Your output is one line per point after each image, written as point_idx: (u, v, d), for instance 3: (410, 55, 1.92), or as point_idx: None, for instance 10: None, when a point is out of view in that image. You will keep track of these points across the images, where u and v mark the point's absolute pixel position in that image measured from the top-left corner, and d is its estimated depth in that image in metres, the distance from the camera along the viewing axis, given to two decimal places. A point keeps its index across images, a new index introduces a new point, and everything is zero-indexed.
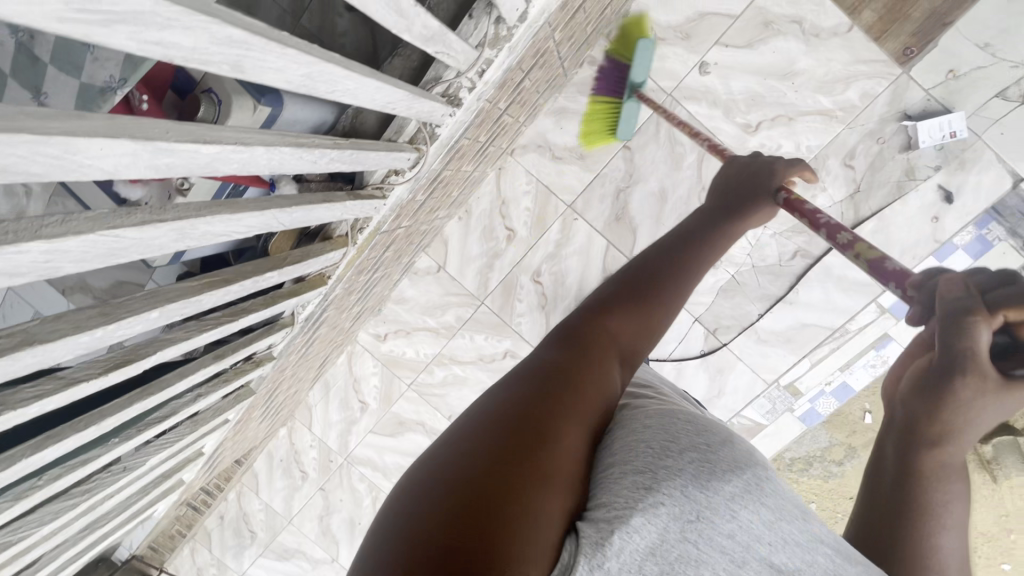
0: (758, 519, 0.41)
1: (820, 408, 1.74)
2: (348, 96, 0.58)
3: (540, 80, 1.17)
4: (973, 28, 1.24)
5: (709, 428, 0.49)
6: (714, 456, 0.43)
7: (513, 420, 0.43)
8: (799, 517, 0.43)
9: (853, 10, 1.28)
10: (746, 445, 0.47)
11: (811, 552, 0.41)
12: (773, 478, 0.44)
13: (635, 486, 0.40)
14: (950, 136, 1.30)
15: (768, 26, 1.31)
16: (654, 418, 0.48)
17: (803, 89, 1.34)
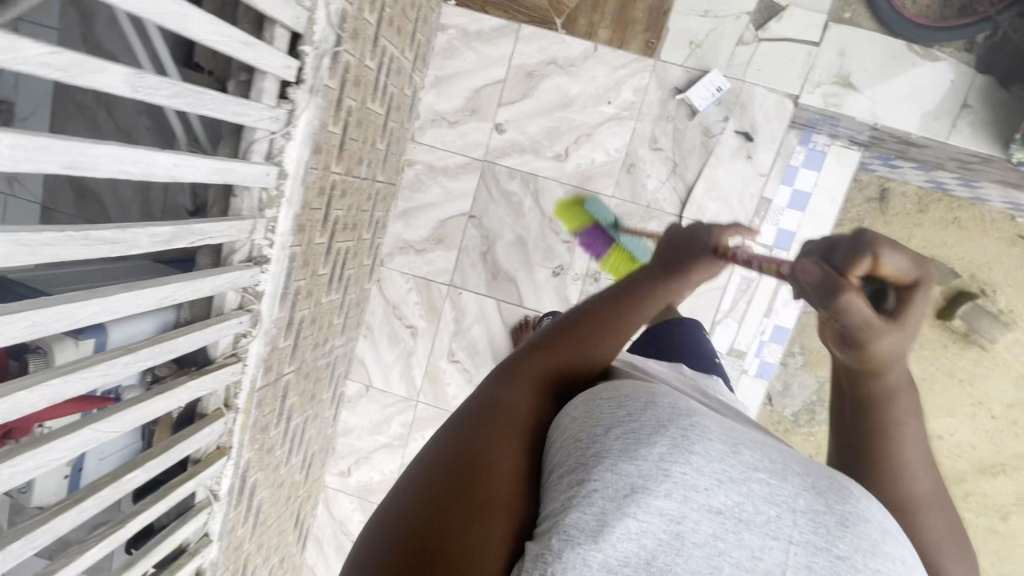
0: (688, 469, 0.45)
1: (770, 358, 1.76)
2: (104, 314, 0.72)
3: (354, 203, 1.33)
4: (689, 5, 1.43)
5: (639, 395, 0.53)
6: (635, 428, 0.48)
7: (465, 464, 0.50)
8: (721, 453, 0.47)
9: (590, 34, 1.47)
10: (671, 402, 0.53)
11: (740, 483, 0.46)
12: (697, 422, 0.49)
13: (571, 485, 0.46)
14: (717, 91, 1.44)
15: (532, 75, 1.50)
16: (584, 406, 0.54)
17: (585, 107, 1.50)
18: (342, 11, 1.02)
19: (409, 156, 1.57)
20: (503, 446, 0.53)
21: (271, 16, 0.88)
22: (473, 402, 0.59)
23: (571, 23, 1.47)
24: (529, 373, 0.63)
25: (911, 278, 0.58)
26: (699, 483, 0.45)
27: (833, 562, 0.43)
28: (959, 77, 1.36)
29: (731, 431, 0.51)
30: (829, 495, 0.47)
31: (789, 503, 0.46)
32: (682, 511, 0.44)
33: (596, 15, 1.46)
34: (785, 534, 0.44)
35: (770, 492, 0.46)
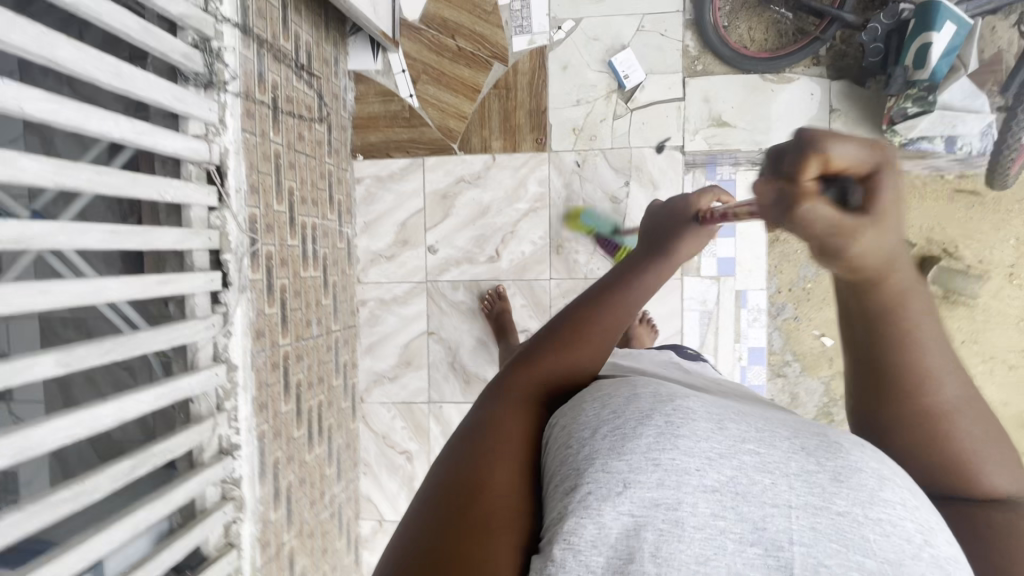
0: (676, 453, 0.46)
1: (756, 379, 1.77)
2: (78, 562, 0.79)
3: (313, 361, 1.43)
4: (560, 100, 1.59)
5: (632, 395, 0.54)
6: (621, 426, 0.49)
7: (466, 483, 0.50)
8: (715, 433, 0.48)
9: (485, 148, 1.63)
10: (655, 394, 0.53)
11: (730, 459, 0.46)
12: (683, 409, 0.50)
13: (566, 495, 0.46)
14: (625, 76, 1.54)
15: (446, 196, 1.66)
16: (576, 410, 0.54)
17: (500, 209, 1.64)
18: (250, 215, 1.18)
19: (360, 297, 1.70)
20: (504, 459, 0.53)
21: (185, 248, 1.03)
22: (468, 422, 0.57)
23: (465, 143, 1.64)
24: (521, 391, 0.60)
25: (869, 168, 0.47)
26: (693, 465, 0.45)
27: (835, 521, 0.43)
28: (818, 89, 1.48)
29: (719, 412, 0.52)
30: (817, 455, 0.47)
31: (781, 469, 0.46)
32: (677, 498, 0.44)
33: (485, 131, 1.63)
34: (789, 503, 0.44)
35: (760, 461, 0.46)
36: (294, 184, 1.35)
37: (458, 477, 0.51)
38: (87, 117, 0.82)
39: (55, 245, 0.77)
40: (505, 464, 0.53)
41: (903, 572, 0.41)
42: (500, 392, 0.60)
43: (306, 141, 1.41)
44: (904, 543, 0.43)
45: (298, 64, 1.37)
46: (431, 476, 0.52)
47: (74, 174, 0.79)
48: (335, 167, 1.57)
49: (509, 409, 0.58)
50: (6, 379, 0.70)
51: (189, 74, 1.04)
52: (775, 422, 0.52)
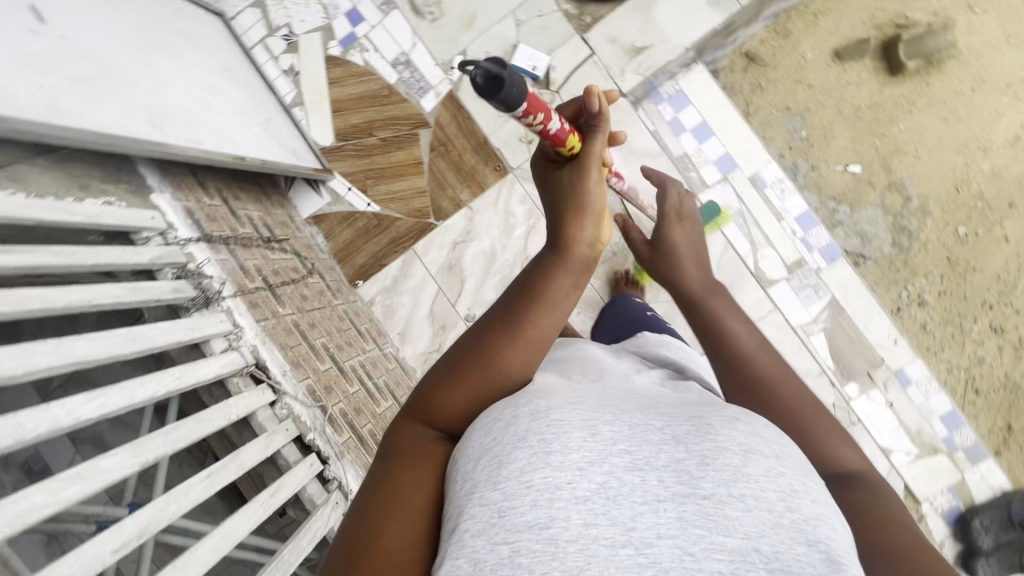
0: (549, 471, 0.48)
1: (822, 241, 1.69)
2: None
3: None
4: (492, 124, 1.62)
5: (515, 412, 0.55)
6: (499, 456, 0.51)
7: (364, 545, 0.51)
8: (589, 440, 0.51)
9: (458, 203, 1.65)
10: (534, 404, 0.55)
11: (601, 465, 0.49)
12: (556, 424, 0.52)
13: (449, 542, 0.48)
14: (533, 67, 1.56)
15: (452, 266, 1.66)
16: (463, 447, 0.56)
17: (504, 246, 1.63)
18: (308, 387, 1.18)
19: None
20: (401, 508, 0.53)
21: (273, 450, 1.03)
22: (370, 484, 0.58)
23: (438, 212, 1.66)
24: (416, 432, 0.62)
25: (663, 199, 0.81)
26: (564, 479, 0.48)
27: (702, 503, 0.46)
28: None
29: (596, 416, 0.55)
30: (689, 441, 0.51)
31: (652, 462, 0.50)
32: (551, 516, 0.46)
33: (448, 191, 1.65)
34: (657, 498, 0.47)
35: (631, 462, 0.50)
36: (324, 338, 1.36)
37: (357, 541, 0.52)
38: (132, 391, 0.82)
39: (173, 514, 0.76)
40: (402, 512, 0.53)
41: (762, 542, 0.44)
42: (402, 444, 0.61)
43: (310, 298, 1.43)
44: (765, 514, 0.46)
45: (264, 238, 1.40)
46: (334, 547, 0.54)
47: (151, 446, 0.79)
48: (346, 303, 1.58)
49: (407, 457, 0.59)
50: None
51: (186, 304, 1.06)
52: (654, 411, 0.57)
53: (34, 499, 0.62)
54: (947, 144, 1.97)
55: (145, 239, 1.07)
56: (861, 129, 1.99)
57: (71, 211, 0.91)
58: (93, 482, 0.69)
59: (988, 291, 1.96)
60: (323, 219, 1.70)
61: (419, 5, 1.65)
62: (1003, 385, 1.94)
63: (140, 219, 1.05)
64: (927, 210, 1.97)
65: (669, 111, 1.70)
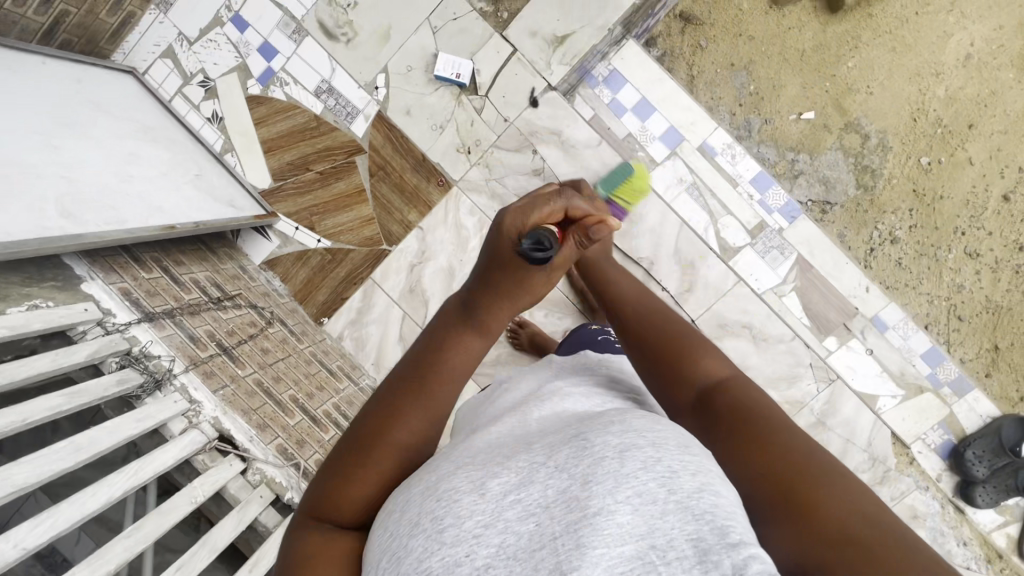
0: (443, 550, 0.43)
1: (780, 202, 1.66)
2: None
3: None
4: (426, 139, 1.57)
5: (415, 489, 0.51)
6: (397, 549, 0.46)
7: None
8: (478, 497, 0.46)
9: (407, 224, 1.62)
10: (427, 480, 0.51)
11: (496, 523, 0.44)
12: (447, 492, 0.48)
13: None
14: (457, 74, 1.52)
15: (413, 288, 1.64)
16: (373, 538, 0.52)
17: (461, 259, 1.60)
18: (279, 446, 1.18)
19: None
20: None
21: (249, 521, 1.03)
22: None
23: (390, 237, 1.63)
24: (320, 535, 0.56)
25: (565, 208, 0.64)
26: (461, 554, 0.43)
27: (592, 521, 0.41)
28: None
29: (490, 465, 0.50)
30: (570, 463, 0.46)
31: (540, 500, 0.45)
32: None
33: (396, 214, 1.62)
34: (551, 534, 0.42)
35: (526, 508, 0.45)
36: (292, 390, 1.35)
37: None
38: (85, 502, 0.82)
39: None
40: None
41: (659, 539, 0.40)
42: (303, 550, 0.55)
43: (272, 350, 1.41)
44: (653, 505, 0.42)
45: (214, 300, 1.38)
46: None
47: (111, 555, 0.79)
48: (313, 345, 1.57)
49: (314, 567, 0.53)
50: None
51: (137, 391, 1.05)
52: (540, 442, 0.52)
53: None
54: (898, 75, 1.92)
55: (83, 333, 1.05)
56: (809, 73, 1.94)
57: None
58: None
59: (959, 217, 1.93)
60: (277, 263, 1.68)
61: (331, 28, 1.59)
62: (986, 308, 1.93)
63: (73, 315, 1.03)
64: (888, 145, 1.93)
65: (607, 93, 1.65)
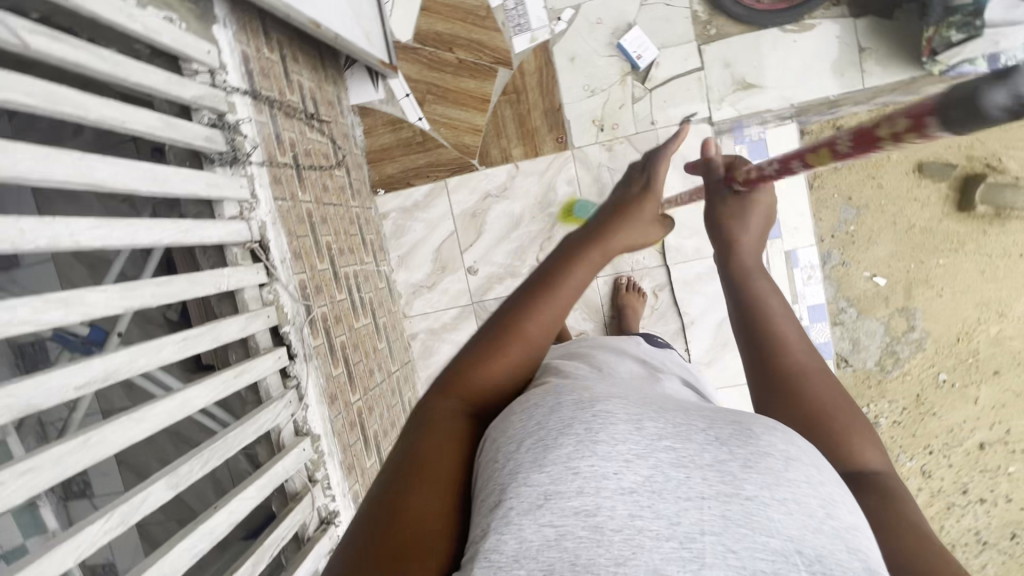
0: (595, 459, 0.51)
1: (821, 337, 1.71)
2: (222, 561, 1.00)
3: (385, 410, 1.43)
4: (573, 93, 1.53)
5: (571, 401, 0.57)
6: (542, 441, 0.54)
7: (396, 506, 0.52)
8: (636, 431, 0.53)
9: (507, 156, 1.59)
10: (576, 395, 0.58)
11: (646, 459, 0.51)
12: (604, 417, 0.54)
13: (495, 509, 0.51)
14: (639, 55, 1.47)
15: (476, 215, 1.62)
16: (504, 419, 0.60)
17: (534, 217, 1.60)
18: (301, 282, 1.16)
19: (409, 330, 1.68)
20: (432, 476, 0.56)
21: (250, 332, 1.01)
22: (400, 450, 0.61)
23: (485, 157, 1.60)
24: (445, 407, 0.63)
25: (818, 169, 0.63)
26: (611, 469, 0.51)
27: (745, 504, 0.47)
28: (843, 29, 1.41)
29: (642, 406, 0.57)
30: (733, 443, 0.51)
31: (697, 460, 0.50)
32: (596, 503, 0.49)
33: (503, 140, 1.58)
34: (700, 494, 0.48)
35: (675, 458, 0.51)
36: (330, 238, 1.32)
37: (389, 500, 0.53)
38: (136, 232, 0.79)
39: (140, 369, 0.75)
40: (440, 473, 0.56)
41: (807, 547, 0.44)
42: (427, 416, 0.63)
43: (331, 191, 1.38)
44: (806, 519, 0.46)
45: (308, 115, 1.33)
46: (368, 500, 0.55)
47: (139, 293, 0.76)
48: (361, 208, 1.53)
49: (438, 427, 0.61)
50: (126, 519, 0.68)
51: (213, 155, 1.00)
52: (697, 412, 0.56)
53: (17, 312, 0.60)
54: (970, 295, 1.99)
55: (192, 72, 0.99)
56: (903, 247, 1.99)
57: (132, 17, 0.83)
58: (76, 313, 0.67)
59: (935, 437, 2.05)
60: (368, 114, 1.61)
61: None
62: None
63: (195, 49, 0.97)
64: (923, 346, 2.02)
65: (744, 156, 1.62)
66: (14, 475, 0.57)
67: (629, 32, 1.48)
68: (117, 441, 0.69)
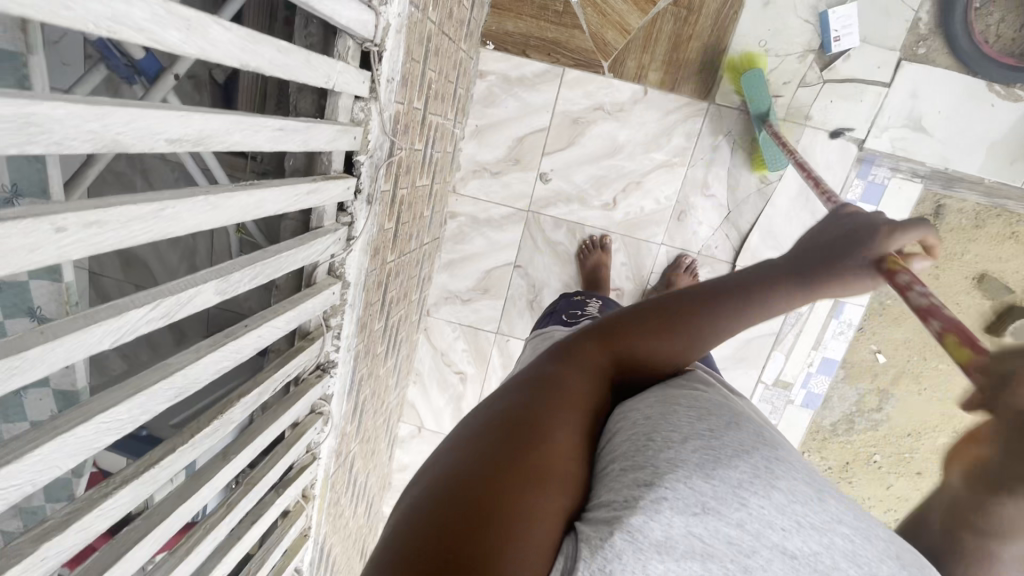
0: (769, 505, 0.39)
1: (816, 389, 1.71)
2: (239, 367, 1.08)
3: (405, 278, 1.33)
4: (746, 43, 1.33)
5: (743, 420, 0.46)
6: (716, 444, 0.42)
7: (517, 430, 0.43)
8: (815, 495, 0.41)
9: (640, 76, 1.39)
10: (754, 422, 0.47)
11: (822, 534, 0.39)
12: (785, 457, 0.43)
13: (633, 485, 0.40)
14: (837, 38, 1.27)
15: (577, 122, 1.44)
16: (655, 400, 0.49)
17: (633, 155, 1.44)
18: (395, 113, 0.98)
19: (452, 207, 1.54)
20: (562, 417, 0.45)
21: (332, 148, 0.84)
22: (528, 374, 0.51)
23: (617, 65, 1.38)
24: (592, 357, 0.53)
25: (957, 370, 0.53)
26: (780, 523, 0.39)
27: None
28: None
29: (819, 470, 0.45)
30: (911, 568, 0.40)
31: (871, 566, 0.39)
32: (752, 547, 0.38)
33: (645, 56, 1.37)
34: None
35: (852, 550, 0.39)
36: (433, 75, 1.12)
37: (501, 419, 0.44)
38: None
39: (233, 144, 0.59)
40: (570, 421, 0.46)
41: None
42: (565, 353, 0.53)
43: (453, 21, 1.15)
44: None
45: None
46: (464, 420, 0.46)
47: (260, 52, 0.59)
48: (466, 55, 1.31)
49: (573, 367, 0.51)
50: (169, 312, 0.56)
51: None
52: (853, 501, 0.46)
53: (134, 11, 0.42)
54: None
55: None
56: None
57: None
58: (194, 44, 0.50)
59: None
60: None
61: None
62: None
63: None
64: None
65: (853, 194, 1.39)
66: (79, 223, 0.43)
67: (842, 5, 1.26)
68: (188, 221, 0.55)
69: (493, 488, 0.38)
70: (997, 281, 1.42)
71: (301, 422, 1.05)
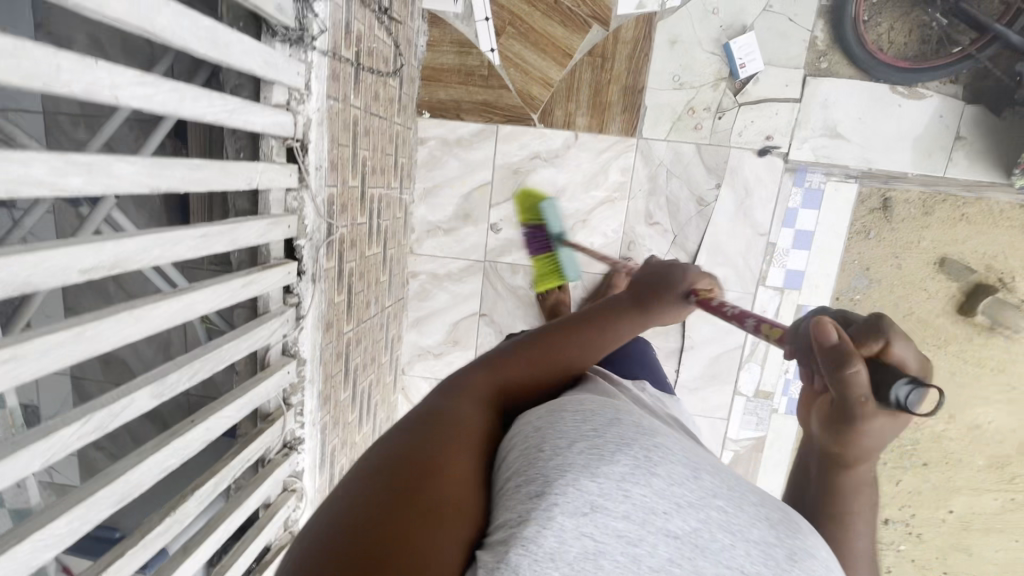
0: (648, 491, 0.42)
1: (797, 394, 1.71)
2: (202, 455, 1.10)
3: (369, 343, 1.37)
4: (661, 81, 1.41)
5: (623, 418, 0.50)
6: (599, 443, 0.45)
7: (415, 464, 0.45)
8: (688, 478, 0.45)
9: (569, 123, 1.47)
10: (630, 418, 0.50)
11: (697, 510, 0.43)
12: (661, 445, 0.47)
13: (527, 498, 0.42)
14: (742, 66, 1.36)
15: (517, 172, 1.51)
16: (540, 414, 0.51)
17: (575, 195, 1.51)
18: (330, 196, 1.05)
19: (412, 268, 1.59)
20: (450, 440, 0.48)
21: (267, 240, 0.90)
22: (416, 411, 0.52)
23: (546, 116, 1.47)
24: (483, 385, 0.57)
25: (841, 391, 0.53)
26: (659, 506, 0.42)
27: None
28: (948, 112, 1.33)
29: (695, 456, 0.49)
30: (782, 528, 0.45)
31: (742, 533, 0.43)
32: (638, 536, 0.40)
33: (571, 104, 1.45)
34: (742, 568, 0.41)
35: (727, 521, 0.43)
36: (367, 153, 1.20)
37: (391, 456, 0.46)
38: (182, 99, 0.66)
39: (152, 257, 0.65)
40: (460, 445, 0.48)
41: None
42: (455, 388, 0.56)
43: (381, 100, 1.23)
44: None
45: (381, 7, 1.16)
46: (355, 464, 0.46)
47: (169, 175, 0.65)
48: (401, 127, 1.39)
49: (462, 398, 0.54)
50: (103, 423, 0.61)
51: (276, 27, 0.85)
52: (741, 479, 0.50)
53: (33, 169, 0.49)
54: None
55: None
56: None
57: None
58: (98, 182, 0.56)
59: None
60: (438, 25, 1.44)
61: None
62: None
63: None
64: None
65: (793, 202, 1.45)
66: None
67: (741, 36, 1.35)
68: (112, 336, 0.60)
69: (389, 531, 0.39)
70: (958, 264, 1.45)
71: (272, 504, 1.06)
